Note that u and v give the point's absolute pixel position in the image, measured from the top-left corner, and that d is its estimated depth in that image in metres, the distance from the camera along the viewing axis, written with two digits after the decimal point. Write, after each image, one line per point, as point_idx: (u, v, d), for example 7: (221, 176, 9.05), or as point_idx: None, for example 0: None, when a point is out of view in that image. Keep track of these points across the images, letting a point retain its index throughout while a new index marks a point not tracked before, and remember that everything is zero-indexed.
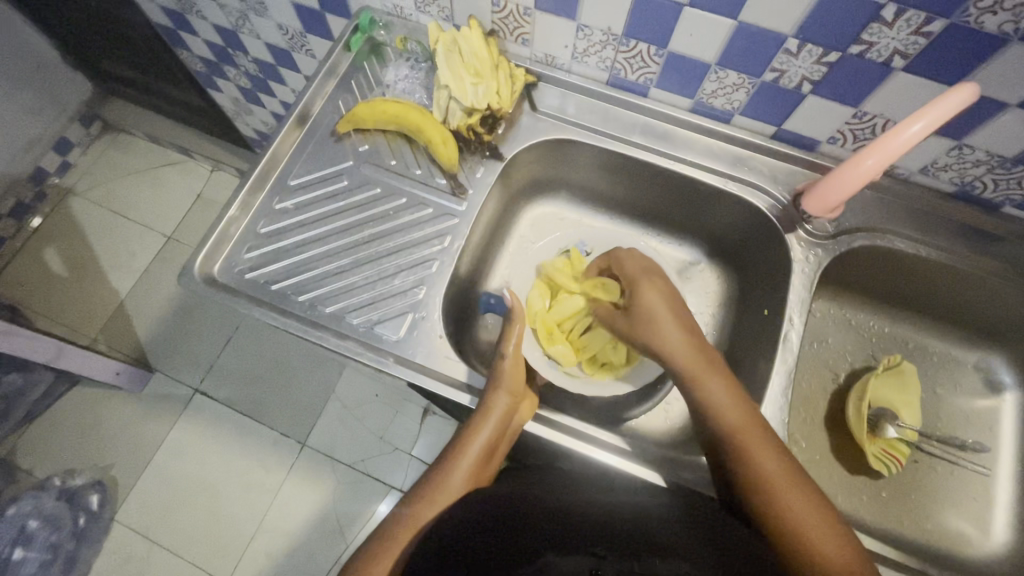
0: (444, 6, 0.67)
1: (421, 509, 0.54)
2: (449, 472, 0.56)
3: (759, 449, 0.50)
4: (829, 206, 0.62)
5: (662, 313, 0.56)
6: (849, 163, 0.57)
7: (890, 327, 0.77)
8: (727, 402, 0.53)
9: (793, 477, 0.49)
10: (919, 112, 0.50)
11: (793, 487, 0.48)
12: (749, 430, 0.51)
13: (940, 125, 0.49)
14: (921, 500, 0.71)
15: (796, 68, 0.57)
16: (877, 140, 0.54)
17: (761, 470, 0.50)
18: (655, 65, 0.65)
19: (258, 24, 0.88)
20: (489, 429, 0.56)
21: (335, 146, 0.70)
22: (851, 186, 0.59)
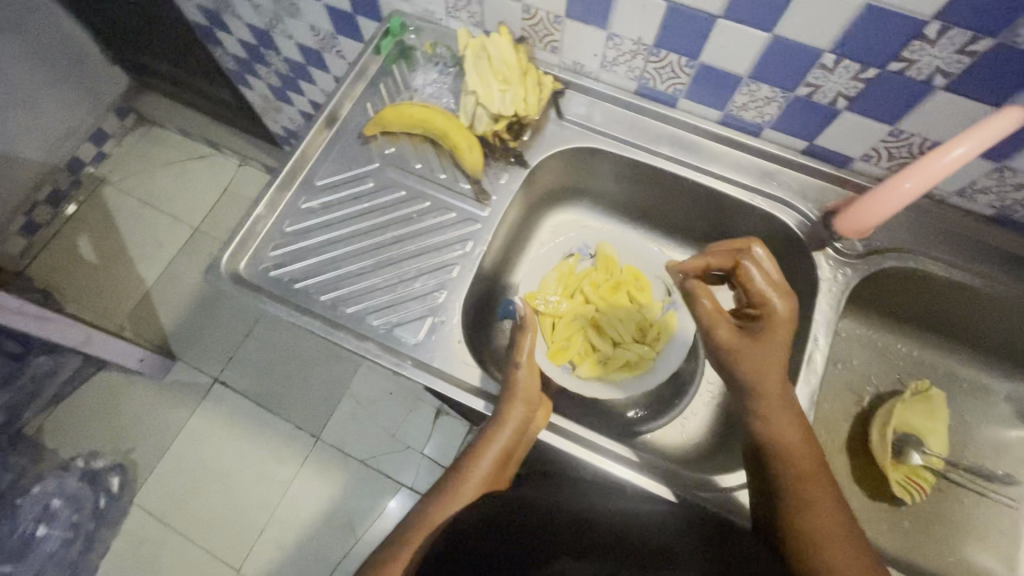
0: (475, 12, 0.68)
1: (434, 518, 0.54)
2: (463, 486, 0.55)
3: (814, 488, 0.49)
4: (860, 228, 0.61)
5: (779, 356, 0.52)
6: (883, 189, 0.56)
7: (918, 352, 0.75)
8: (792, 439, 0.51)
9: (833, 517, 0.48)
10: (962, 136, 0.49)
11: (831, 524, 0.48)
12: (807, 472, 0.50)
13: (984, 149, 0.49)
14: (944, 531, 0.69)
15: (832, 84, 0.56)
16: (916, 164, 0.53)
17: (808, 511, 0.49)
18: (686, 76, 0.64)
19: (291, 25, 0.90)
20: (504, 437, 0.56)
21: (361, 147, 0.71)
22: (888, 210, 0.57)
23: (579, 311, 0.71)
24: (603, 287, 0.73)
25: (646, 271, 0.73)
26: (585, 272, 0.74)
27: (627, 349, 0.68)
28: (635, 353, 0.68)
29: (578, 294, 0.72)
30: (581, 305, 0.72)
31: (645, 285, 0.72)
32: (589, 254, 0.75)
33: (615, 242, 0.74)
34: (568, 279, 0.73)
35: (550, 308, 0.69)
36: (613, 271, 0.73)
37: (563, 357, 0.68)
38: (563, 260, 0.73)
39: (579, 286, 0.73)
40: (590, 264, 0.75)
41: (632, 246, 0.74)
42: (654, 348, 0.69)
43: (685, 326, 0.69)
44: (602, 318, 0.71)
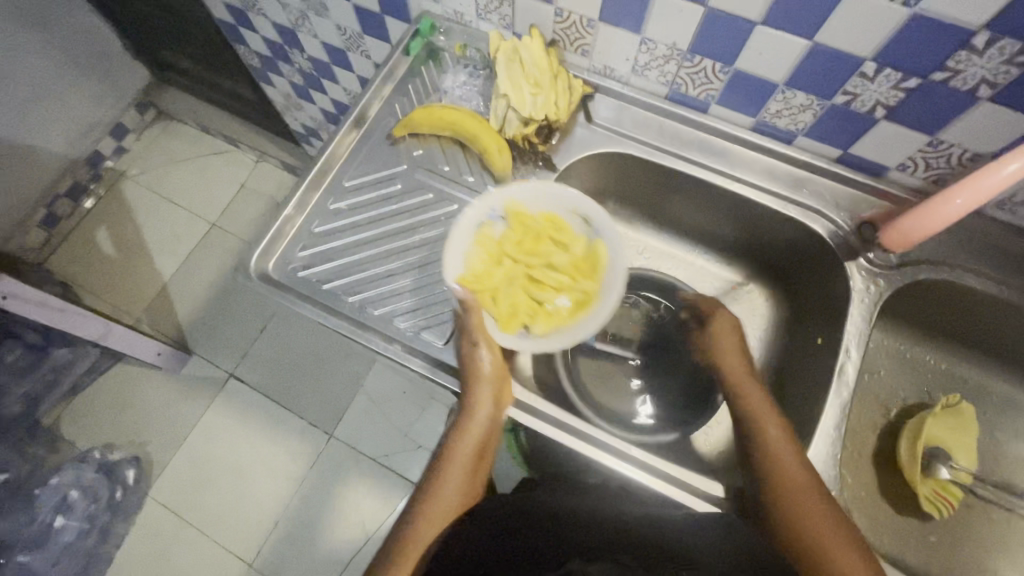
0: (506, 15, 0.68)
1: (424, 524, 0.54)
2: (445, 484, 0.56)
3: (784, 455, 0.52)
4: (906, 242, 0.60)
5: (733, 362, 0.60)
6: (930, 204, 0.55)
7: (946, 364, 0.74)
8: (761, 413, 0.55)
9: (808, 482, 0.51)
10: (1017, 151, 0.48)
11: (805, 489, 0.50)
12: (778, 442, 0.53)
13: None
14: (971, 547, 0.68)
15: (871, 92, 0.56)
16: (966, 179, 0.52)
17: (784, 477, 0.51)
18: (719, 82, 0.63)
19: (318, 24, 0.90)
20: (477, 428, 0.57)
21: (389, 148, 0.70)
22: (935, 224, 0.56)
23: (510, 274, 0.60)
24: (527, 243, 0.62)
25: (562, 211, 0.63)
26: (503, 236, 0.62)
27: (572, 289, 0.60)
28: (583, 291, 0.60)
29: (503, 259, 0.61)
30: (511, 267, 0.61)
31: (562, 224, 0.63)
32: (499, 215, 0.62)
33: (525, 193, 0.63)
34: (490, 245, 0.61)
35: (484, 284, 0.59)
36: (528, 223, 0.62)
37: (515, 325, 0.59)
38: (476, 231, 0.61)
39: (501, 252, 0.61)
40: (502, 226, 0.62)
41: (541, 189, 0.63)
42: (595, 278, 0.61)
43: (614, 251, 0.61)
44: (537, 271, 0.61)
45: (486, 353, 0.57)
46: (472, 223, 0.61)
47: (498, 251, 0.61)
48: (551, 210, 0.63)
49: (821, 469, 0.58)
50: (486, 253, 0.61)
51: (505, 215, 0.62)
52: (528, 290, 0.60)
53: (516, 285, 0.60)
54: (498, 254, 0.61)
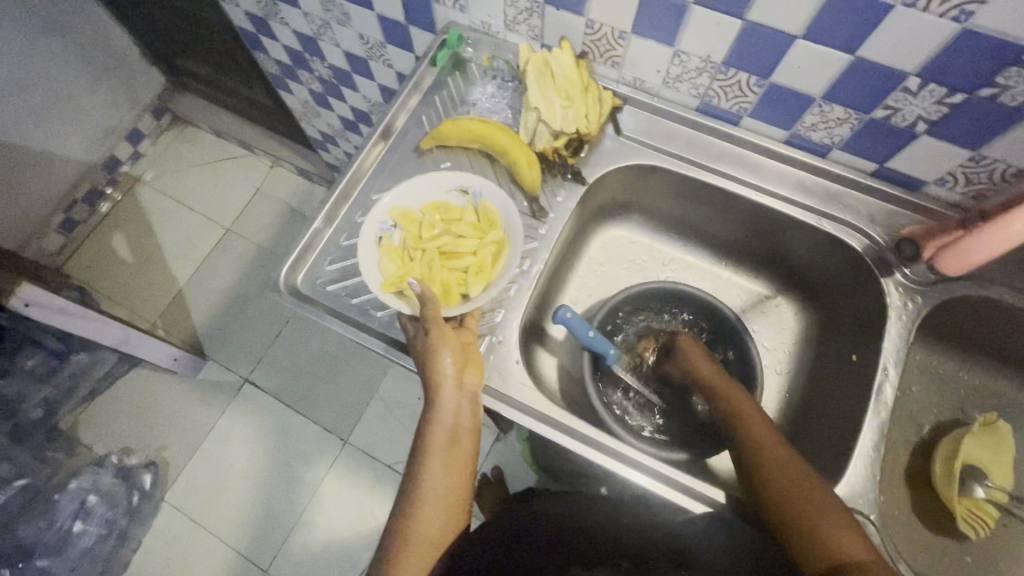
0: (536, 26, 0.67)
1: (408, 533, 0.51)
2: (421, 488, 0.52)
3: (771, 446, 0.53)
4: (961, 268, 0.58)
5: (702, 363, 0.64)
6: (993, 226, 0.54)
7: (981, 381, 0.73)
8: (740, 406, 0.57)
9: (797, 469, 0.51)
10: None
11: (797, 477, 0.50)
12: (761, 433, 0.54)
13: None
14: (1009, 568, 0.66)
15: (912, 107, 0.55)
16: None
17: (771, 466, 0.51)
18: (753, 95, 0.62)
19: (340, 33, 0.90)
20: (446, 424, 0.53)
21: (416, 161, 0.70)
22: (988, 250, 0.55)
23: (426, 261, 0.60)
24: (425, 229, 0.61)
25: (440, 194, 0.63)
26: (405, 238, 0.61)
27: (483, 245, 0.60)
28: (494, 239, 0.60)
29: (414, 255, 0.60)
30: (424, 255, 0.60)
31: (445, 205, 0.63)
32: (391, 224, 0.61)
33: (405, 196, 0.62)
34: (398, 249, 0.61)
35: (406, 277, 0.58)
36: (418, 218, 0.61)
37: (448, 298, 0.59)
38: (378, 245, 0.60)
39: (410, 251, 0.60)
40: (399, 233, 0.62)
41: (414, 185, 0.62)
42: (497, 227, 0.61)
43: (502, 200, 0.61)
44: (445, 243, 0.60)
45: (441, 344, 0.54)
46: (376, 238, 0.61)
47: (408, 249, 0.60)
48: (432, 197, 0.63)
49: (860, 489, 0.57)
50: (399, 255, 0.60)
51: (395, 221, 0.61)
52: (447, 265, 0.60)
53: (433, 265, 0.60)
54: (408, 252, 0.60)
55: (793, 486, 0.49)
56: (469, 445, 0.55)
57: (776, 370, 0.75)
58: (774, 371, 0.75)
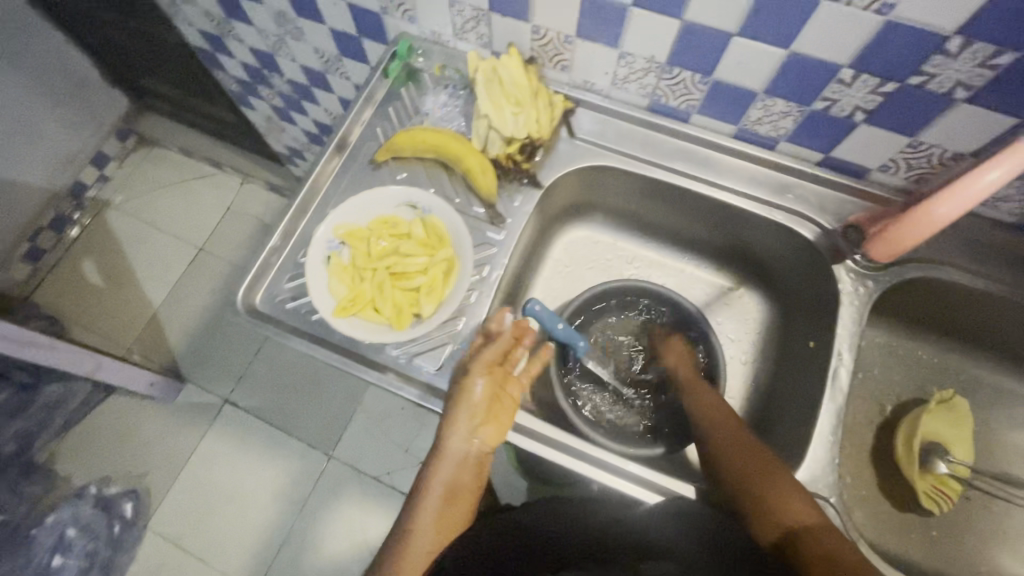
0: (484, 33, 0.68)
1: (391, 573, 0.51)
2: (417, 527, 0.52)
3: (728, 434, 0.57)
4: (895, 253, 0.60)
5: (679, 360, 0.68)
6: (914, 215, 0.56)
7: (939, 359, 0.75)
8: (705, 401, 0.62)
9: (749, 449, 0.55)
10: (995, 160, 0.50)
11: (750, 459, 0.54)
12: (719, 421, 0.59)
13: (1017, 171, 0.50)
14: (974, 540, 0.68)
15: (849, 97, 0.56)
16: (948, 190, 0.53)
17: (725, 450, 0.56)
18: (698, 92, 0.64)
19: (295, 48, 0.90)
20: (447, 469, 0.54)
21: (372, 173, 0.69)
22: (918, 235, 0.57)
23: (376, 281, 0.59)
24: (374, 248, 0.61)
25: (389, 210, 0.63)
26: (354, 257, 0.60)
27: (433, 262, 0.60)
28: (444, 257, 0.60)
29: (363, 274, 0.60)
30: (373, 275, 0.59)
31: (394, 221, 0.62)
32: (338, 243, 0.61)
33: (350, 213, 0.62)
34: (348, 269, 0.60)
35: (357, 298, 0.58)
36: (366, 236, 0.61)
37: (402, 320, 0.58)
38: (326, 266, 0.60)
39: (360, 271, 0.60)
40: (348, 252, 0.61)
41: (360, 202, 0.62)
42: (447, 244, 0.61)
43: (450, 215, 0.62)
44: (394, 264, 0.60)
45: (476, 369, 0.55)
46: (324, 259, 0.60)
47: (358, 269, 0.60)
48: (380, 214, 0.63)
49: (820, 473, 0.58)
50: (350, 276, 0.60)
51: (342, 240, 0.61)
52: (398, 285, 0.60)
53: (383, 286, 0.59)
54: (358, 271, 0.60)
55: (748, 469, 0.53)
56: (472, 488, 0.55)
57: (742, 360, 0.76)
58: (739, 361, 0.76)
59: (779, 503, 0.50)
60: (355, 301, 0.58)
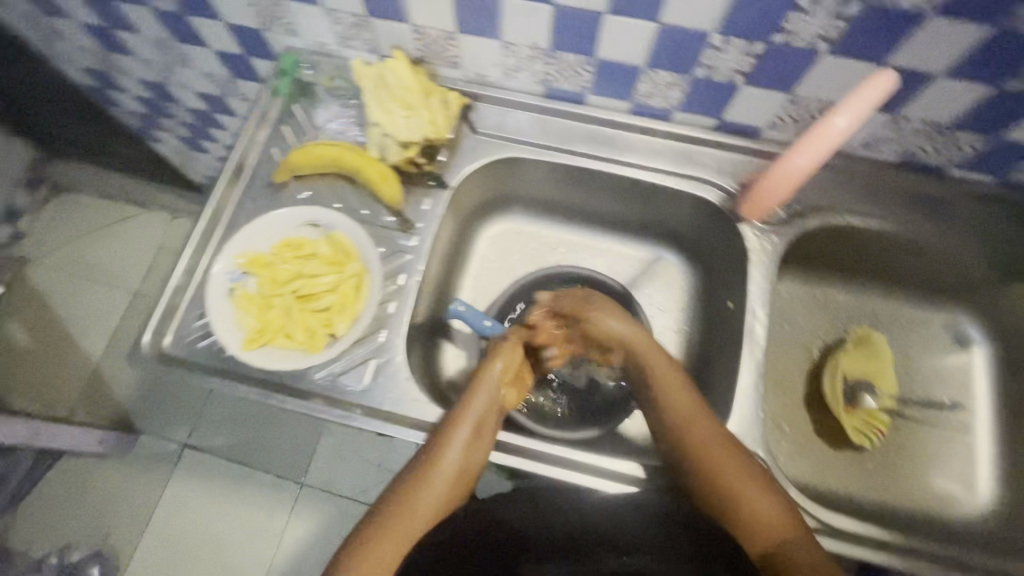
0: (368, 39, 0.66)
1: (404, 502, 0.53)
2: (446, 452, 0.55)
3: (711, 448, 0.54)
4: (763, 209, 0.65)
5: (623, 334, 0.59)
6: (778, 166, 0.60)
7: (856, 299, 0.78)
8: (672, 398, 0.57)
9: (735, 460, 0.53)
10: (844, 106, 0.53)
11: (737, 473, 0.53)
12: (697, 428, 0.55)
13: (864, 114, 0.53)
14: (908, 466, 0.71)
15: (725, 62, 0.57)
16: (806, 139, 0.57)
17: (710, 463, 0.53)
18: (587, 74, 0.64)
19: (185, 74, 0.86)
20: (480, 405, 0.57)
21: (274, 195, 0.67)
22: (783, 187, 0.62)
23: (286, 306, 0.59)
24: (279, 274, 0.60)
25: (290, 232, 0.62)
26: (260, 285, 0.60)
27: (342, 278, 0.60)
28: (353, 272, 0.60)
29: (272, 302, 0.59)
30: (283, 301, 0.59)
31: (296, 241, 0.61)
32: (241, 274, 0.60)
33: (249, 241, 0.61)
34: (255, 299, 0.59)
35: (268, 327, 0.58)
36: (269, 262, 0.60)
37: (318, 342, 0.58)
38: (232, 299, 0.58)
39: (268, 299, 0.59)
40: (252, 281, 0.60)
41: (258, 229, 0.61)
42: (354, 258, 0.61)
43: (353, 229, 0.62)
44: (301, 287, 0.60)
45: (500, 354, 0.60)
46: (227, 293, 0.59)
47: (266, 297, 0.59)
48: (280, 236, 0.62)
49: (748, 429, 0.60)
50: (258, 305, 0.59)
51: (245, 270, 0.60)
52: (310, 306, 0.59)
53: (294, 311, 0.59)
54: (266, 299, 0.59)
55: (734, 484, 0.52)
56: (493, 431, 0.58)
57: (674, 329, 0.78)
58: (672, 331, 0.77)
59: (766, 517, 0.51)
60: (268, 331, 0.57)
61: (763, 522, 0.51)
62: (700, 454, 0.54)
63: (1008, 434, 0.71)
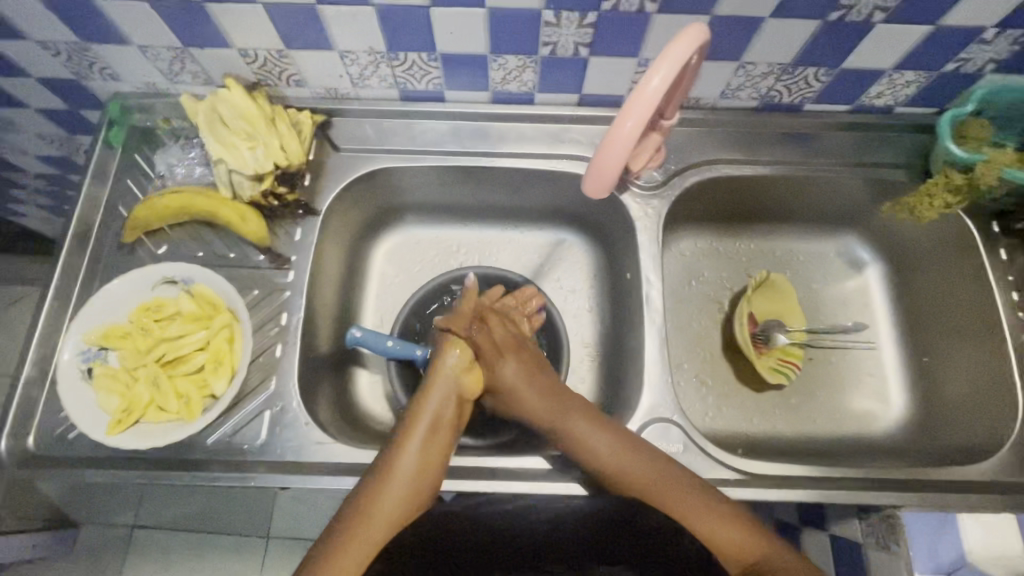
0: (196, 72, 0.61)
1: (359, 531, 0.47)
2: (399, 455, 0.50)
3: (643, 478, 0.51)
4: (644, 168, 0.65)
5: (519, 389, 0.55)
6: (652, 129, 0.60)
7: (754, 243, 0.79)
8: (590, 438, 0.52)
9: (679, 486, 0.50)
10: (656, 63, 0.43)
11: (681, 495, 0.49)
12: (624, 462, 0.51)
13: (676, 68, 0.43)
14: (829, 394, 0.73)
15: (565, 36, 0.55)
16: (670, 94, 0.54)
17: (646, 488, 0.50)
18: (435, 69, 0.61)
19: (14, 139, 0.77)
20: (434, 403, 0.53)
21: (129, 258, 0.62)
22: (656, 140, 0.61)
23: (151, 377, 0.54)
24: (141, 343, 0.55)
25: (147, 296, 0.57)
26: (121, 360, 0.55)
27: (210, 335, 0.56)
28: (220, 326, 0.56)
29: (137, 375, 0.54)
30: (148, 372, 0.54)
31: (155, 305, 0.57)
32: (98, 351, 0.55)
33: (104, 315, 0.56)
34: (116, 376, 0.54)
35: (133, 404, 0.53)
36: (127, 333, 0.56)
37: (191, 409, 0.53)
38: (90, 381, 0.54)
39: (132, 373, 0.55)
40: (113, 357, 0.56)
41: (110, 299, 0.56)
42: (220, 311, 0.56)
43: (215, 280, 0.57)
44: (167, 353, 0.55)
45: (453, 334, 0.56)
46: (85, 375, 0.54)
47: (129, 371, 0.55)
48: (136, 303, 0.57)
49: (658, 399, 0.61)
50: (118, 382, 0.54)
51: (102, 347, 0.55)
52: (179, 372, 0.55)
53: (160, 381, 0.54)
54: (130, 374, 0.55)
55: (678, 507, 0.49)
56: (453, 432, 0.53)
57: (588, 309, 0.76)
58: (586, 311, 0.75)
59: (723, 540, 0.47)
60: (132, 409, 0.52)
61: (720, 545, 0.47)
62: (621, 475, 0.51)
63: (910, 345, 0.74)
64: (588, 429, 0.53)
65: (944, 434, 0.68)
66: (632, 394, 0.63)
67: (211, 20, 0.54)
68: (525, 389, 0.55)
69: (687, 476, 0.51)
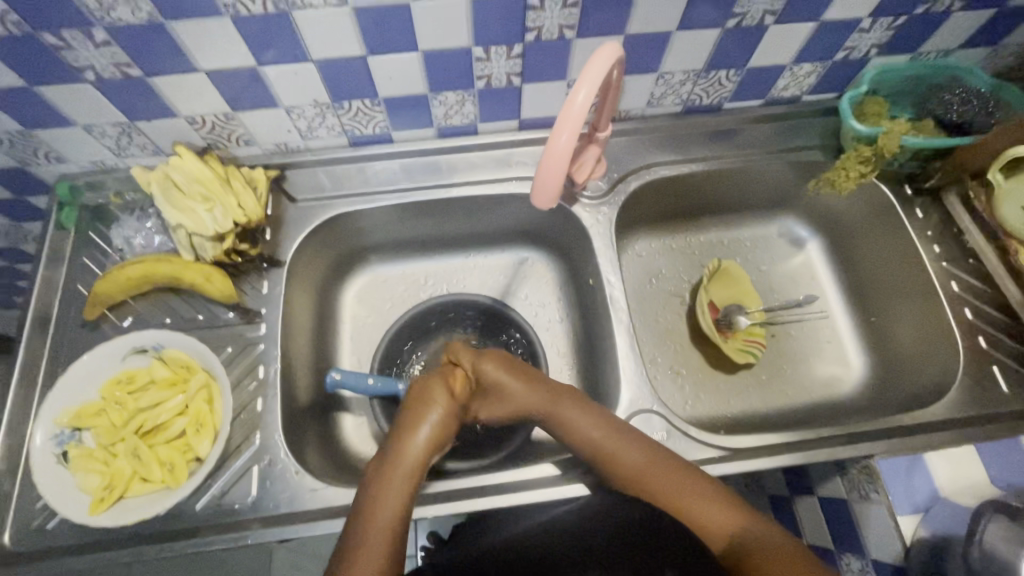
0: (144, 144, 0.63)
1: None
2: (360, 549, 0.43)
3: (629, 459, 0.52)
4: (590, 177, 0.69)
5: (506, 388, 0.55)
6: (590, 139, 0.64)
7: (702, 236, 0.84)
8: (579, 423, 0.54)
9: (665, 467, 0.51)
10: (579, 82, 0.47)
11: (665, 477, 0.50)
12: (610, 444, 0.53)
13: (597, 87, 0.47)
14: (795, 366, 0.77)
15: (498, 68, 0.60)
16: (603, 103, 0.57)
17: (633, 471, 0.52)
18: (380, 113, 0.64)
19: None
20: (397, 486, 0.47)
21: (93, 335, 0.61)
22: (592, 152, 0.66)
23: (132, 450, 0.53)
24: (117, 418, 0.55)
25: (118, 369, 0.57)
26: (97, 438, 0.54)
27: (188, 398, 0.56)
28: (197, 388, 0.56)
29: (115, 450, 0.53)
30: (126, 445, 0.53)
31: (127, 377, 0.56)
32: (73, 433, 0.54)
33: (74, 395, 0.55)
34: (93, 454, 0.53)
35: (115, 480, 0.52)
36: (102, 409, 0.55)
37: (175, 476, 0.52)
38: (66, 464, 0.52)
39: (110, 449, 0.53)
40: (89, 436, 0.54)
41: (79, 377, 0.56)
42: (196, 373, 0.56)
43: (186, 342, 0.57)
44: (146, 423, 0.55)
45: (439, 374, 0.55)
46: (60, 459, 0.52)
47: (107, 447, 0.54)
48: (108, 377, 0.56)
49: (636, 392, 0.63)
50: (95, 461, 0.52)
51: (76, 427, 0.54)
52: (159, 440, 0.54)
53: (141, 452, 0.53)
54: (108, 450, 0.53)
55: (663, 487, 0.50)
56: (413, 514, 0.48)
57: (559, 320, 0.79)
58: (557, 322, 0.78)
59: (709, 517, 0.47)
60: (114, 485, 0.51)
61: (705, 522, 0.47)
62: (607, 457, 0.53)
63: (857, 308, 0.80)
64: (575, 419, 0.54)
65: (902, 385, 0.72)
66: (612, 393, 0.66)
67: (156, 94, 0.56)
68: (513, 385, 0.55)
69: (670, 458, 0.52)
